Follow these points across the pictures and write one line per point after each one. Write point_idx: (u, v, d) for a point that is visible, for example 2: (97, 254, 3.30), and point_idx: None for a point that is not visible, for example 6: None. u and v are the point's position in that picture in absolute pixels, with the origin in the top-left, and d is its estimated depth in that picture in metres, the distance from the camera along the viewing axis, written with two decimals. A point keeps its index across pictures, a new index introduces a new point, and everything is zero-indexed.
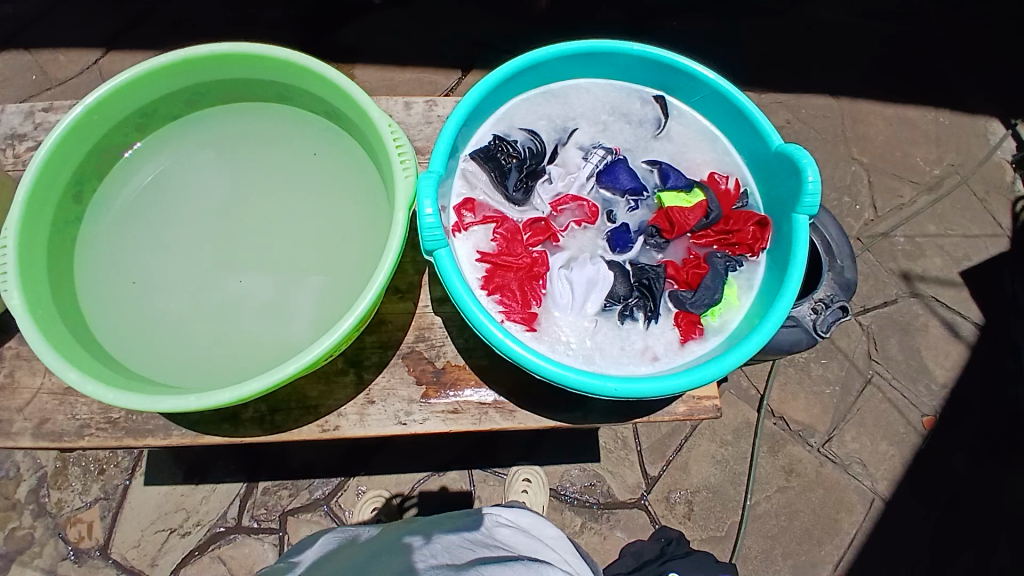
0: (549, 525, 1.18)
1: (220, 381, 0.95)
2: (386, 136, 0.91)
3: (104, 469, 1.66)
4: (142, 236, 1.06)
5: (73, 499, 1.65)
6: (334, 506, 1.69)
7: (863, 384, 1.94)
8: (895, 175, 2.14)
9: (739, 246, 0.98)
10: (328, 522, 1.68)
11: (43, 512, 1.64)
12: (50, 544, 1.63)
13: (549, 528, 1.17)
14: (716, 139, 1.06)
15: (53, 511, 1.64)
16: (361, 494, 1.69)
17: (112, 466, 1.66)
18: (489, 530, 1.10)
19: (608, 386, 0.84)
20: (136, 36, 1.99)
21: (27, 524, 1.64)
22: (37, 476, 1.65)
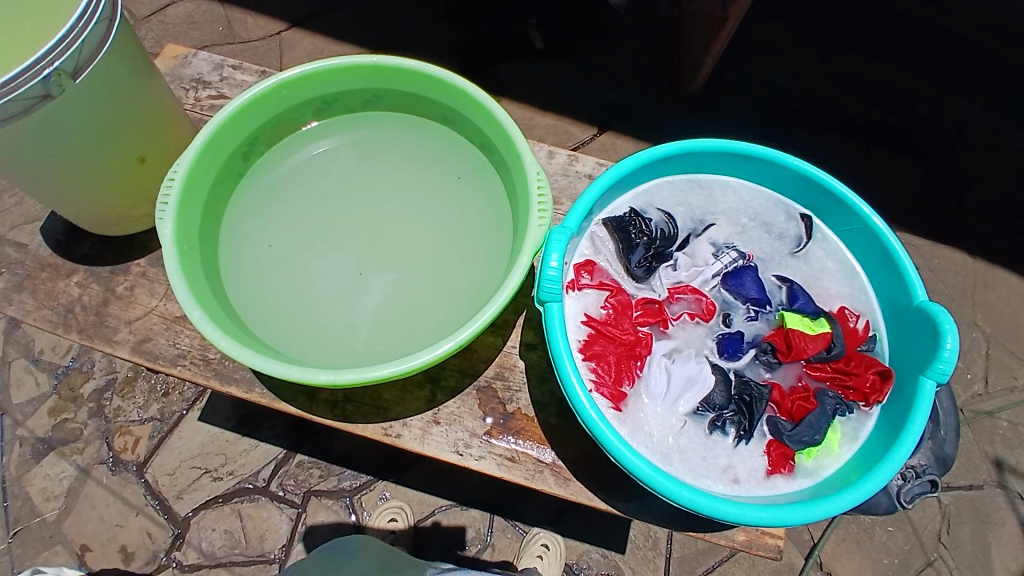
0: None
1: (316, 359, 0.99)
2: (531, 183, 0.94)
3: (168, 393, 1.76)
4: (286, 206, 1.12)
5: (131, 412, 1.74)
6: (356, 501, 1.70)
7: (921, 565, 1.78)
8: (1015, 355, 1.99)
9: (854, 392, 0.92)
10: (346, 515, 1.68)
11: (98, 414, 1.74)
12: (93, 445, 1.72)
13: None
14: (856, 274, 1.02)
15: (109, 416, 1.74)
16: (384, 500, 1.70)
17: (176, 393, 1.76)
18: None
19: (682, 495, 0.81)
20: (317, 16, 2.16)
21: (80, 420, 1.73)
22: (106, 378, 1.76)
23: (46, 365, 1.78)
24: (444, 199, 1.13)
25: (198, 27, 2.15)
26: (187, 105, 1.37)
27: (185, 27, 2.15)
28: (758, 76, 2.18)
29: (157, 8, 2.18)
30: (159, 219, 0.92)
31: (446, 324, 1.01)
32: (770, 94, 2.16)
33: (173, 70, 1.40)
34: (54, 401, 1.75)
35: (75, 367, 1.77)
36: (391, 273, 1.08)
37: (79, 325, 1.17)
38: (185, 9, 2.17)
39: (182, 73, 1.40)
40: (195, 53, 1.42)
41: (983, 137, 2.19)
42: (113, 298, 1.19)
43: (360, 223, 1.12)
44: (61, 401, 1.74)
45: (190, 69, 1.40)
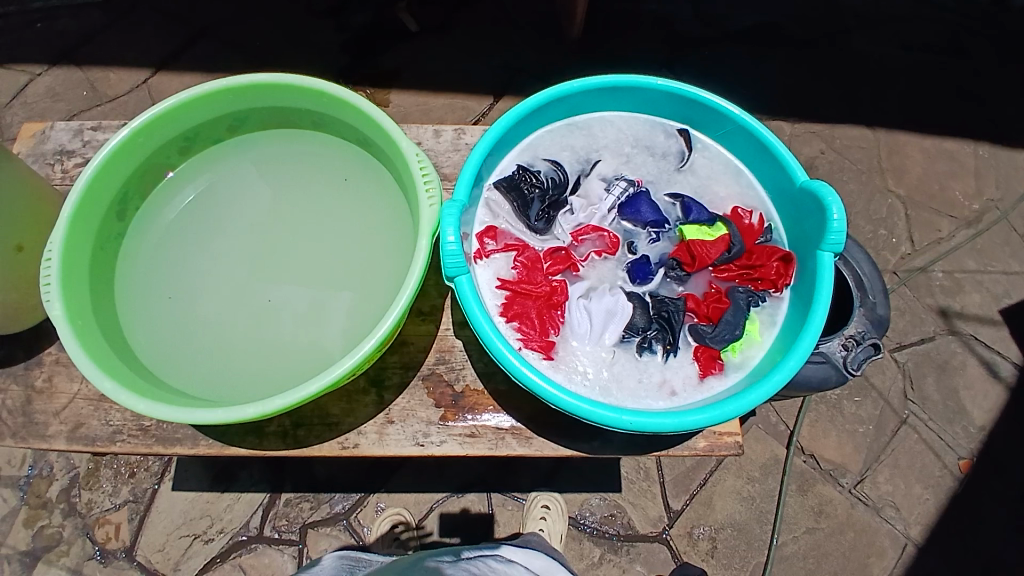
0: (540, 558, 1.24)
1: (247, 394, 0.98)
2: (413, 166, 0.94)
3: (134, 472, 1.72)
4: (180, 253, 1.10)
5: (103, 501, 1.69)
6: (353, 521, 1.70)
7: (897, 425, 1.89)
8: (932, 208, 2.13)
9: (762, 281, 0.97)
10: (347, 537, 1.69)
11: (73, 512, 1.69)
12: (77, 543, 1.67)
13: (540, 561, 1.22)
14: (741, 174, 1.05)
15: (83, 511, 1.69)
16: (380, 511, 1.70)
17: (142, 470, 1.72)
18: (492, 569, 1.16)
19: (624, 420, 0.83)
20: (182, 56, 2.09)
21: (57, 522, 1.69)
22: (69, 476, 1.71)
23: (7, 479, 1.71)
24: (338, 203, 1.12)
25: (62, 100, 2.05)
26: (56, 180, 1.34)
27: (48, 102, 2.05)
28: (639, 6, 2.21)
29: (13, 88, 2.07)
30: (45, 301, 0.89)
31: (369, 326, 1.01)
32: (650, 22, 2.19)
33: (34, 149, 1.37)
34: (25, 512, 1.69)
35: (36, 473, 1.72)
36: (304, 290, 1.07)
37: (9, 430, 1.13)
38: (43, 83, 2.07)
39: (43, 149, 1.37)
40: (50, 126, 1.38)
41: (854, 16, 2.32)
42: (34, 394, 1.15)
43: (260, 250, 1.11)
44: (32, 510, 1.69)
45: (50, 143, 1.37)
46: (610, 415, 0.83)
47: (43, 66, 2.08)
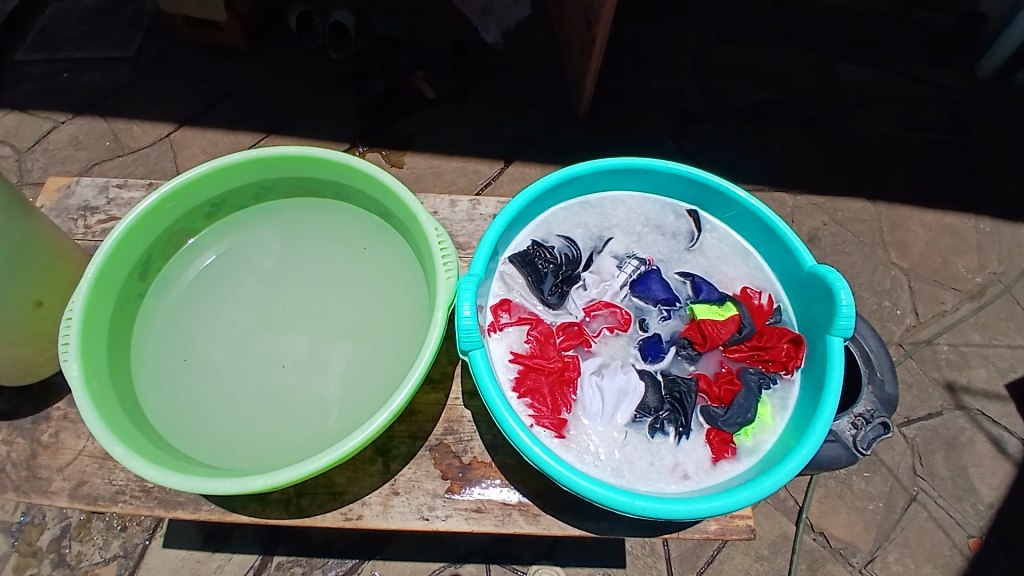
0: None
1: (254, 461, 0.97)
2: (432, 240, 0.96)
3: (125, 527, 1.68)
4: (197, 315, 1.12)
5: (92, 554, 1.65)
6: None
7: (907, 502, 1.85)
8: (935, 282, 2.16)
9: (773, 363, 0.97)
10: None
11: (61, 563, 1.64)
12: None
13: None
14: (749, 254, 1.07)
15: (72, 563, 1.64)
16: None
17: (134, 524, 1.69)
18: None
19: (636, 505, 0.82)
20: (206, 112, 2.16)
21: (45, 573, 1.63)
22: (61, 526, 1.67)
23: None
24: (356, 271, 1.14)
25: (84, 149, 2.11)
26: (77, 235, 1.37)
27: (72, 150, 2.11)
28: (648, 79, 2.30)
29: (38, 136, 2.13)
30: (63, 361, 0.90)
31: (380, 395, 1.01)
32: (657, 94, 2.28)
33: (57, 204, 1.40)
34: (16, 558, 1.64)
35: (28, 521, 1.68)
36: (317, 355, 1.08)
37: (11, 484, 1.12)
38: (68, 131, 2.13)
39: (67, 204, 1.41)
40: (77, 182, 1.43)
41: (854, 95, 2.41)
42: (40, 449, 1.15)
43: (276, 315, 1.12)
44: (20, 559, 1.64)
45: (75, 199, 1.41)
46: (621, 499, 0.83)
47: (70, 116, 2.15)
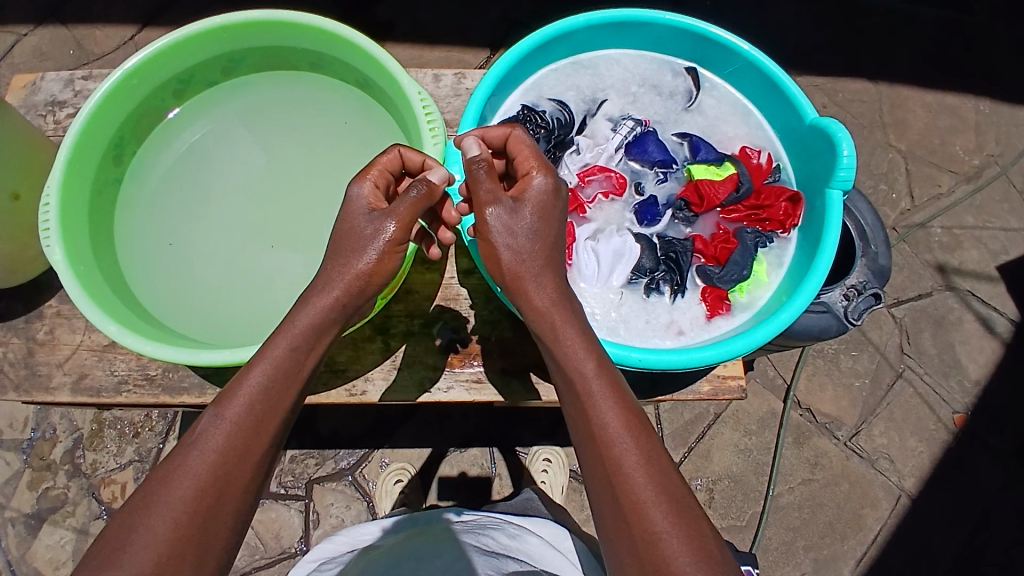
0: (566, 537, 1.13)
1: (253, 339, 0.98)
2: (416, 105, 0.92)
3: (138, 433, 1.72)
4: (177, 202, 1.08)
5: (107, 461, 1.70)
6: (358, 476, 1.72)
7: (893, 379, 1.96)
8: (933, 164, 2.14)
9: (770, 222, 0.96)
10: (353, 491, 1.71)
11: (77, 473, 1.70)
12: (83, 504, 1.69)
13: (567, 541, 1.12)
14: (749, 113, 1.04)
15: (88, 472, 1.70)
16: (385, 466, 1.72)
17: (146, 430, 1.72)
18: (518, 537, 1.08)
19: (632, 357, 0.83)
20: (173, 12, 2.03)
21: (61, 484, 1.70)
22: (73, 438, 1.71)
23: (10, 443, 1.71)
24: (338, 147, 1.10)
25: (49, 60, 1.99)
26: (48, 131, 1.32)
27: (36, 62, 1.99)
28: None
29: None
30: (45, 247, 0.88)
31: None
32: None
33: (25, 100, 1.33)
34: (29, 474, 1.70)
35: (38, 436, 1.72)
36: (306, 233, 1.06)
37: (12, 383, 1.13)
38: (31, 42, 2.01)
39: (34, 100, 1.34)
40: (41, 76, 1.34)
41: None
42: (37, 346, 1.15)
43: (259, 196, 1.09)
44: (35, 473, 1.70)
45: (41, 94, 1.34)
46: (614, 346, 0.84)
47: (30, 25, 2.02)
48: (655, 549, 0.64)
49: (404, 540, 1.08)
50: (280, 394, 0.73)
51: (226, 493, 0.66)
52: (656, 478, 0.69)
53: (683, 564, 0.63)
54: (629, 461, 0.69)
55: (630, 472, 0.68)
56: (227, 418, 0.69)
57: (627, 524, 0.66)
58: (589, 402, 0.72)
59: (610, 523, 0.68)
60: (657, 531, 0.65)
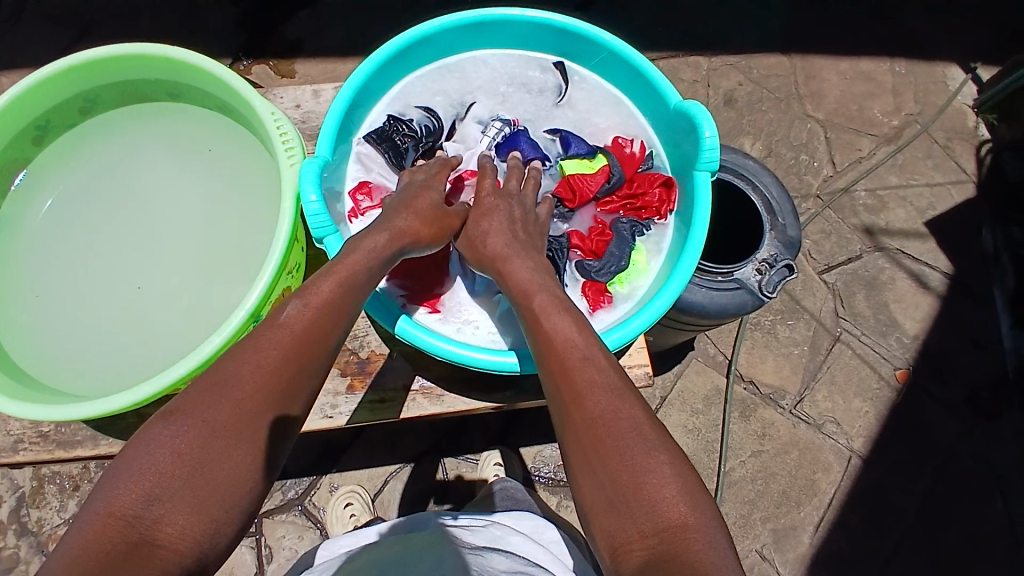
0: (550, 528, 1.12)
1: (133, 381, 1.05)
2: (269, 123, 0.97)
3: (79, 485, 1.64)
4: (69, 257, 1.14)
5: (53, 517, 1.62)
6: (308, 505, 1.68)
7: (831, 342, 1.99)
8: (851, 129, 2.18)
9: (645, 210, 1.16)
10: (304, 521, 1.67)
11: (26, 531, 1.62)
12: (35, 561, 1.61)
13: (549, 532, 1.11)
14: (618, 101, 1.23)
15: (36, 529, 1.62)
16: (335, 491, 1.69)
17: (87, 481, 1.64)
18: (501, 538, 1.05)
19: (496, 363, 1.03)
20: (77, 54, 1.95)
21: (11, 543, 1.61)
22: (16, 496, 1.63)
23: None
24: (202, 172, 1.18)
25: None
26: None
27: None
28: None
29: None
30: None
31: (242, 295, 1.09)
32: None
33: None
34: None
35: None
36: (178, 265, 1.14)
37: None
38: None
39: None
40: None
41: None
42: None
43: (153, 234, 1.15)
44: None
45: None
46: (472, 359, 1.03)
47: None
48: (596, 429, 0.76)
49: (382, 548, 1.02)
50: (345, 290, 0.87)
51: (300, 372, 0.79)
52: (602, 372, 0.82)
53: (624, 441, 0.75)
54: (574, 362, 0.82)
55: (575, 365, 0.82)
56: (308, 304, 0.83)
57: (571, 411, 0.79)
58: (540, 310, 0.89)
59: (560, 412, 0.81)
60: (597, 415, 0.77)
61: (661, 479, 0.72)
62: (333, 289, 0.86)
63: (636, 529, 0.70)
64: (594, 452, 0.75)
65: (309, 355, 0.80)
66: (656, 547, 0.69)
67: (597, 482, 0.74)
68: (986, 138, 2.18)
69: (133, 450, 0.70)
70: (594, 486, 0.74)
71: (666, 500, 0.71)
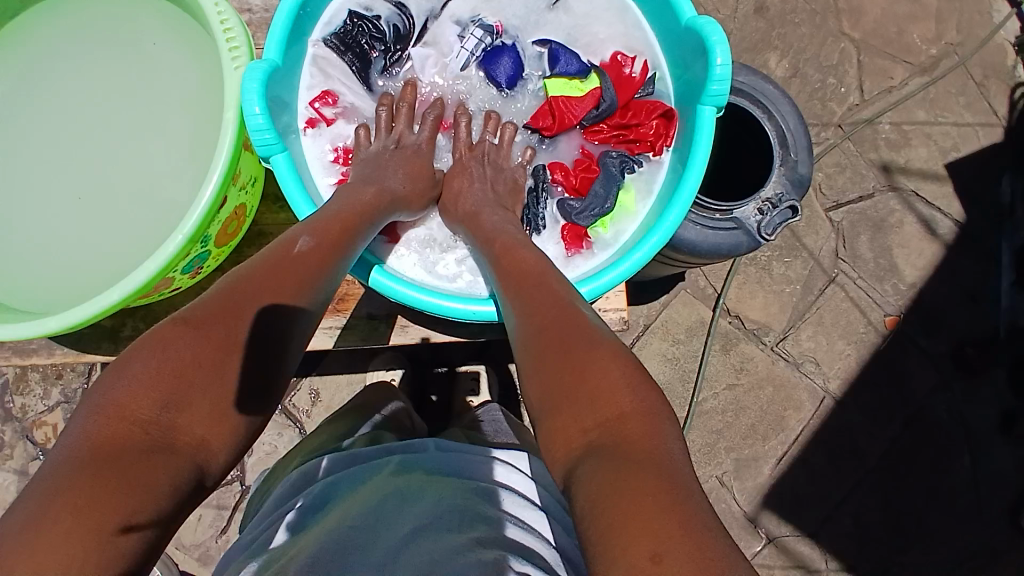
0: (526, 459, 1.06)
1: (90, 290, 1.10)
2: (211, 14, 0.97)
3: (61, 374, 1.60)
4: (38, 168, 1.16)
5: (36, 404, 1.60)
6: (288, 405, 1.67)
7: (825, 284, 1.93)
8: (887, 53, 1.98)
9: (639, 144, 1.18)
10: (283, 420, 1.67)
11: (10, 417, 1.60)
12: (19, 446, 1.60)
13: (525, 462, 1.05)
14: (625, 9, 1.24)
15: (19, 416, 1.60)
16: (315, 396, 1.68)
17: (69, 370, 1.60)
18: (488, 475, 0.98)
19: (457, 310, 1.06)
20: None
21: None
22: None
23: None
24: (148, 73, 1.18)
25: None
26: None
27: None
28: None
29: None
30: None
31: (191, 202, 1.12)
32: None
33: None
34: None
35: None
36: (128, 169, 1.16)
37: None
38: None
39: None
40: None
41: None
42: None
43: (119, 137, 1.17)
44: None
45: None
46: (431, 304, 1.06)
47: None
48: (546, 336, 0.79)
49: (375, 485, 0.93)
50: (340, 230, 0.92)
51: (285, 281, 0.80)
52: (559, 291, 0.86)
53: (574, 346, 0.76)
54: (532, 284, 0.88)
55: (530, 287, 0.87)
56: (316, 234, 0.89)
57: (526, 324, 0.82)
58: (504, 247, 0.98)
59: (517, 327, 0.84)
60: (547, 324, 0.80)
61: (612, 379, 0.71)
62: (342, 224, 0.93)
63: (577, 424, 0.70)
64: (542, 356, 0.77)
65: (305, 273, 0.83)
66: (595, 440, 0.67)
67: (545, 384, 0.75)
68: (1022, 81, 2.00)
69: (139, 354, 0.68)
70: (541, 387, 0.76)
71: (610, 395, 0.70)
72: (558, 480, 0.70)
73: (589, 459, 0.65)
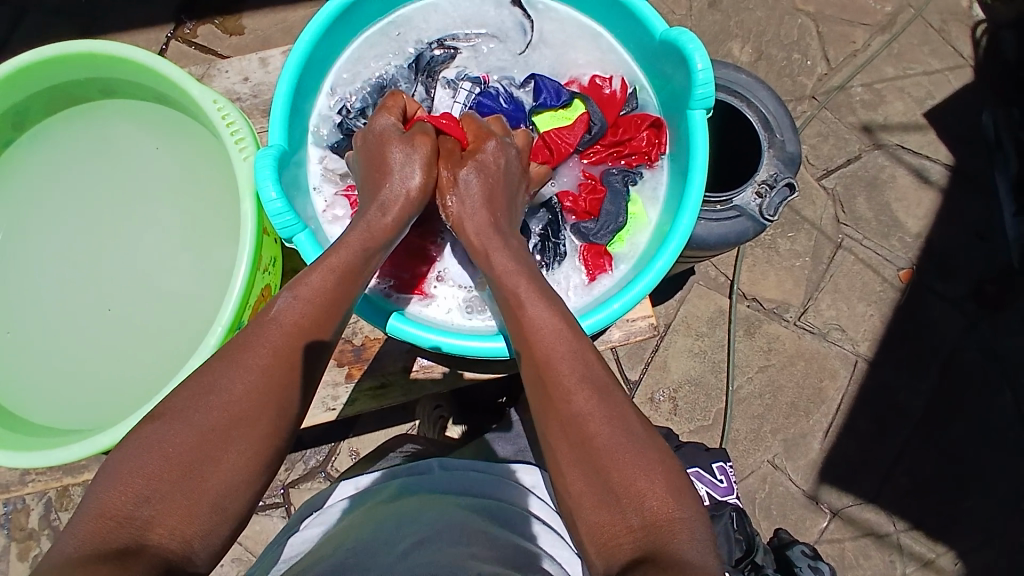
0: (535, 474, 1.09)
1: (130, 393, 1.14)
2: (212, 110, 1.02)
3: None
4: (50, 288, 1.20)
5: None
6: (332, 471, 1.69)
7: (833, 251, 1.95)
8: (844, 20, 2.04)
9: (637, 155, 1.24)
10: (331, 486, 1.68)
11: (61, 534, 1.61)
12: None
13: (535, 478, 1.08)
14: (597, 36, 1.30)
15: None
16: (356, 456, 1.69)
17: None
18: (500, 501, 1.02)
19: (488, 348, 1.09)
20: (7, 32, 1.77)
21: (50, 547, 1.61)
22: (44, 502, 1.61)
23: None
24: (154, 172, 1.24)
25: None
26: None
27: None
28: None
29: None
30: None
31: (217, 287, 1.18)
32: None
33: None
34: (15, 546, 1.61)
35: (12, 508, 1.61)
36: (148, 269, 1.21)
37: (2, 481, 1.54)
38: None
39: None
40: None
41: None
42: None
43: (123, 245, 1.22)
44: (21, 544, 1.61)
45: None
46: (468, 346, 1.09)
47: None
48: (577, 423, 0.78)
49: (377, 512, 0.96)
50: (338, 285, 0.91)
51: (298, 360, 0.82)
52: (576, 354, 0.84)
53: (606, 438, 0.76)
54: (558, 351, 0.84)
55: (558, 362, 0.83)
56: (299, 295, 0.86)
57: (549, 397, 0.81)
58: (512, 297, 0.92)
59: (539, 399, 0.82)
60: (575, 410, 0.78)
61: (650, 483, 0.73)
62: (342, 264, 0.93)
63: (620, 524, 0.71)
64: (574, 445, 0.77)
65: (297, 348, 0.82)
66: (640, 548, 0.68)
67: (583, 484, 0.75)
68: (981, 19, 2.05)
69: (125, 455, 0.70)
70: (580, 476, 0.75)
71: (653, 500, 0.72)
72: (597, 574, 0.71)
73: (635, 568, 0.65)
